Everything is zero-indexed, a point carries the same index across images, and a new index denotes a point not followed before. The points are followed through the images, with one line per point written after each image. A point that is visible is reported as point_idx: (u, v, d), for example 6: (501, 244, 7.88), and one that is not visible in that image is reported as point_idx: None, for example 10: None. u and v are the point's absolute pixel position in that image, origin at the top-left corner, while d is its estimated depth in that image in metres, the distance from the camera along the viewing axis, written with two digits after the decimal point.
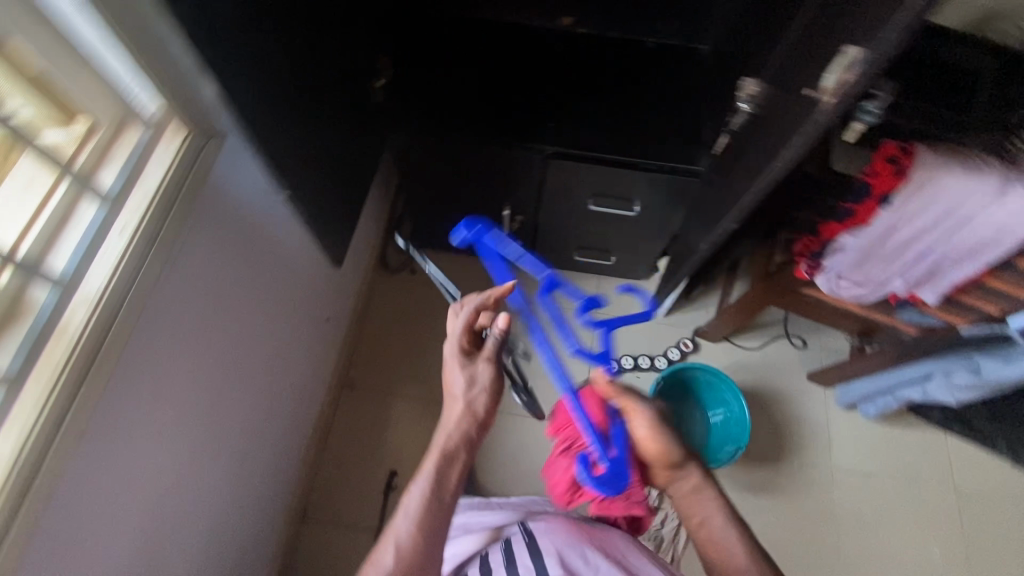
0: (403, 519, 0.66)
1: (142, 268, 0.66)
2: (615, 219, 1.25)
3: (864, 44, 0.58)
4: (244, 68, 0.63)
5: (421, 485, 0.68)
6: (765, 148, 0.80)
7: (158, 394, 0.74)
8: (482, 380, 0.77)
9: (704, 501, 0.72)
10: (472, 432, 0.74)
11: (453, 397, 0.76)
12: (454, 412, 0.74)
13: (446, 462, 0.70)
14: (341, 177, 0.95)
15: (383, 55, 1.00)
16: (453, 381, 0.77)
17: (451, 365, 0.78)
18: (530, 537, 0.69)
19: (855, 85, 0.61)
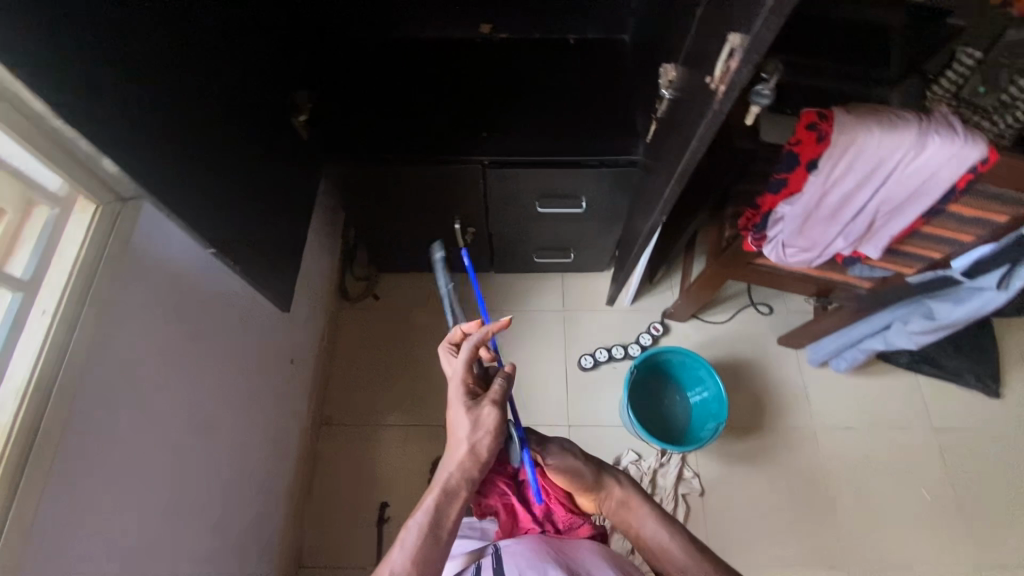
0: (398, 554, 0.59)
1: (70, 348, 0.63)
2: (565, 217, 1.25)
3: (743, 31, 0.58)
4: (147, 129, 0.61)
5: (417, 518, 0.62)
6: (683, 134, 0.81)
7: (110, 474, 0.70)
8: (487, 423, 0.68)
9: (633, 508, 0.77)
10: (474, 473, 0.66)
11: (457, 440, 0.68)
12: (460, 451, 0.67)
13: (446, 499, 0.64)
14: (277, 219, 0.92)
15: (302, 91, 0.99)
16: (457, 424, 0.69)
17: (456, 407, 0.70)
18: (496, 562, 0.68)
19: (741, 72, 0.61)
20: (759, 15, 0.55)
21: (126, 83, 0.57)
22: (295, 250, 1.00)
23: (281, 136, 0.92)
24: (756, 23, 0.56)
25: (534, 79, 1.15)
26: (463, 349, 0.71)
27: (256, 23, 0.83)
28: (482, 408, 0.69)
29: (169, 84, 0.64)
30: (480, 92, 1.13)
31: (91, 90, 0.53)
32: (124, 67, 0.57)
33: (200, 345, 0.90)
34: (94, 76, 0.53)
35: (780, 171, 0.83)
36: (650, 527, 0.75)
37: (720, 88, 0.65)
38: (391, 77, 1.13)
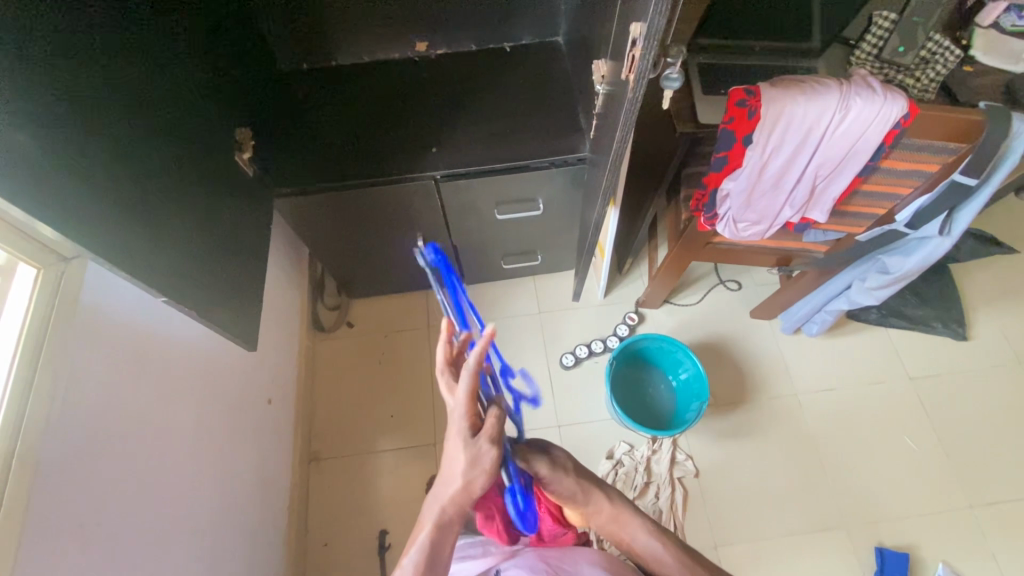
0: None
1: (24, 417, 0.62)
2: (525, 220, 1.27)
3: (640, 20, 0.61)
4: (88, 187, 0.61)
5: (411, 557, 0.64)
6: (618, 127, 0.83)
7: (86, 540, 0.69)
8: (484, 462, 0.61)
9: (625, 524, 0.79)
10: (468, 508, 0.65)
11: (449, 474, 0.63)
12: (450, 489, 0.63)
13: (439, 533, 0.65)
14: (232, 259, 0.91)
15: (243, 130, 1.00)
16: (451, 458, 0.62)
17: (450, 442, 0.62)
18: None
19: (644, 60, 0.64)
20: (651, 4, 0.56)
21: (60, 144, 0.57)
22: (257, 287, 0.99)
23: (228, 177, 0.92)
24: (649, 12, 0.57)
25: (476, 90, 1.17)
26: (461, 388, 0.57)
27: (188, 70, 0.83)
28: (480, 446, 0.61)
29: (105, 140, 0.64)
30: (426, 108, 1.14)
31: (24, 156, 0.53)
32: (57, 128, 0.57)
33: (168, 397, 0.88)
34: (24, 144, 0.53)
35: (721, 149, 0.84)
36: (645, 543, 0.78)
37: (631, 78, 0.67)
38: (335, 105, 1.14)
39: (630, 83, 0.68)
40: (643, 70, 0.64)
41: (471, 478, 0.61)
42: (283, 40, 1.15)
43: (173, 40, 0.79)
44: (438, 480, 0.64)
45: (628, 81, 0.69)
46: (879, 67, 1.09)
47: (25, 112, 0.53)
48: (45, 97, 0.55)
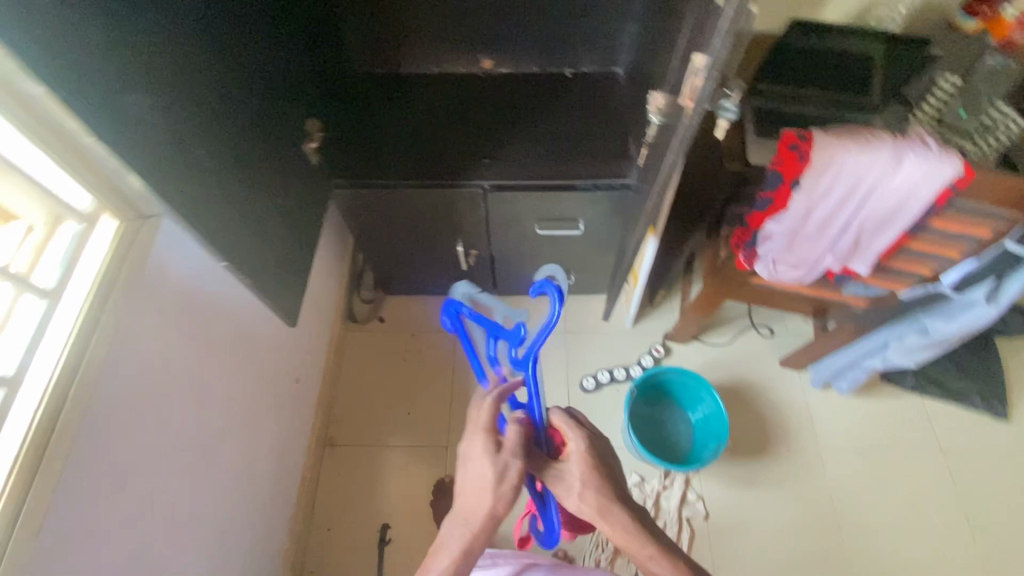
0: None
1: (85, 354, 0.67)
2: (565, 238, 1.29)
3: (706, 52, 0.64)
4: (172, 149, 0.67)
5: None
6: (668, 154, 0.86)
7: (119, 478, 0.73)
8: (509, 476, 0.69)
9: (636, 547, 0.72)
10: (491, 531, 0.70)
11: (477, 494, 0.70)
12: (477, 514, 0.69)
13: (461, 561, 0.69)
14: (286, 237, 0.97)
15: (313, 120, 1.06)
16: (479, 476, 0.70)
17: (478, 461, 0.71)
18: None
19: (705, 89, 0.66)
20: (717, 35, 0.61)
21: (153, 109, 0.63)
22: (303, 268, 1.04)
23: (294, 162, 0.99)
24: (715, 42, 0.61)
25: (534, 109, 1.21)
26: (482, 411, 0.73)
27: (272, 59, 0.90)
28: (507, 460, 0.70)
29: (193, 114, 0.70)
30: (483, 121, 1.19)
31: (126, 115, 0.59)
32: (153, 94, 0.63)
33: (210, 359, 0.93)
34: (125, 105, 0.59)
35: (767, 188, 0.87)
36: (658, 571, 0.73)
37: (687, 104, 0.71)
38: (398, 108, 1.20)
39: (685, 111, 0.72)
40: (700, 97, 0.67)
41: (498, 492, 0.68)
42: (360, 44, 1.23)
43: (262, 31, 0.87)
44: (466, 500, 0.70)
45: (684, 109, 0.72)
46: (939, 129, 1.08)
47: (128, 74, 0.59)
48: (146, 65, 0.62)
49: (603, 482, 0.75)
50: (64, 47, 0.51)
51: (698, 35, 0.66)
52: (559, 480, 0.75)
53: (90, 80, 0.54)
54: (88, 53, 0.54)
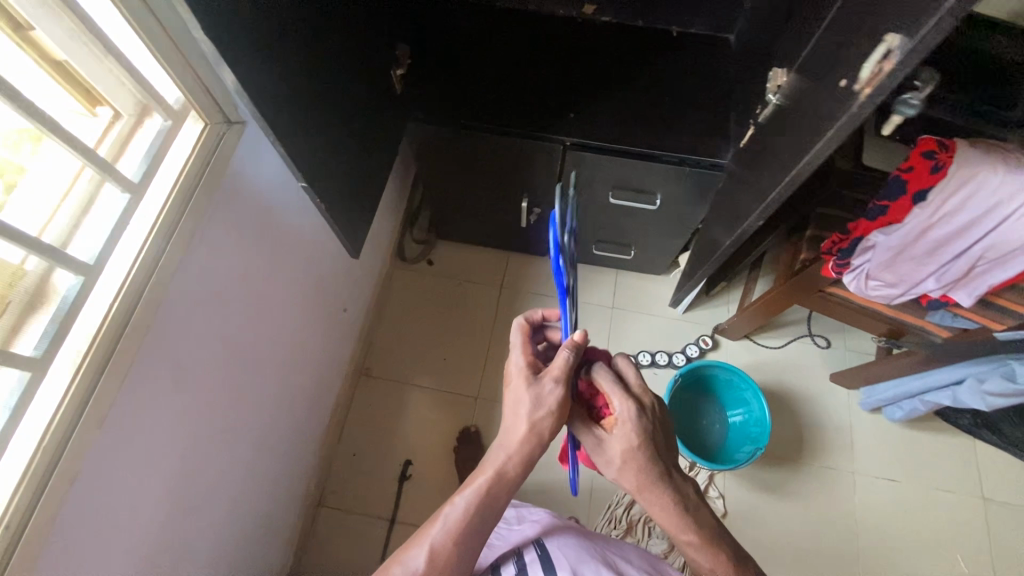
0: (439, 529, 0.70)
1: (161, 257, 0.67)
2: (636, 212, 1.23)
3: (907, 33, 0.51)
4: (261, 52, 0.64)
5: (465, 496, 0.71)
6: (790, 142, 0.78)
7: (180, 378, 0.75)
8: (548, 403, 0.72)
9: (674, 525, 0.79)
10: (527, 452, 0.72)
11: (516, 417, 0.72)
12: (514, 435, 0.72)
13: (495, 481, 0.71)
14: (359, 166, 0.94)
15: (402, 47, 1.00)
16: (519, 400, 0.73)
17: (517, 386, 0.74)
18: (545, 553, 0.86)
19: (892, 77, 0.54)
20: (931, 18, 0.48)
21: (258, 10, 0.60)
22: (371, 200, 1.02)
23: (379, 86, 0.94)
24: (922, 28, 0.49)
25: (631, 68, 1.13)
26: (516, 346, 0.77)
27: None
28: (545, 385, 0.72)
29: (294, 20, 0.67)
30: (576, 73, 1.11)
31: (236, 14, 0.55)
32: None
33: (271, 276, 0.93)
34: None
35: (884, 197, 0.79)
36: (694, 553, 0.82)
37: (863, 92, 0.58)
38: (487, 39, 1.11)
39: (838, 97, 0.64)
40: (884, 87, 0.55)
41: (535, 415, 0.71)
42: None
43: None
44: (507, 423, 0.73)
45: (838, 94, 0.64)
46: None
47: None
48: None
49: (644, 461, 0.75)
50: None
51: (884, 9, 0.54)
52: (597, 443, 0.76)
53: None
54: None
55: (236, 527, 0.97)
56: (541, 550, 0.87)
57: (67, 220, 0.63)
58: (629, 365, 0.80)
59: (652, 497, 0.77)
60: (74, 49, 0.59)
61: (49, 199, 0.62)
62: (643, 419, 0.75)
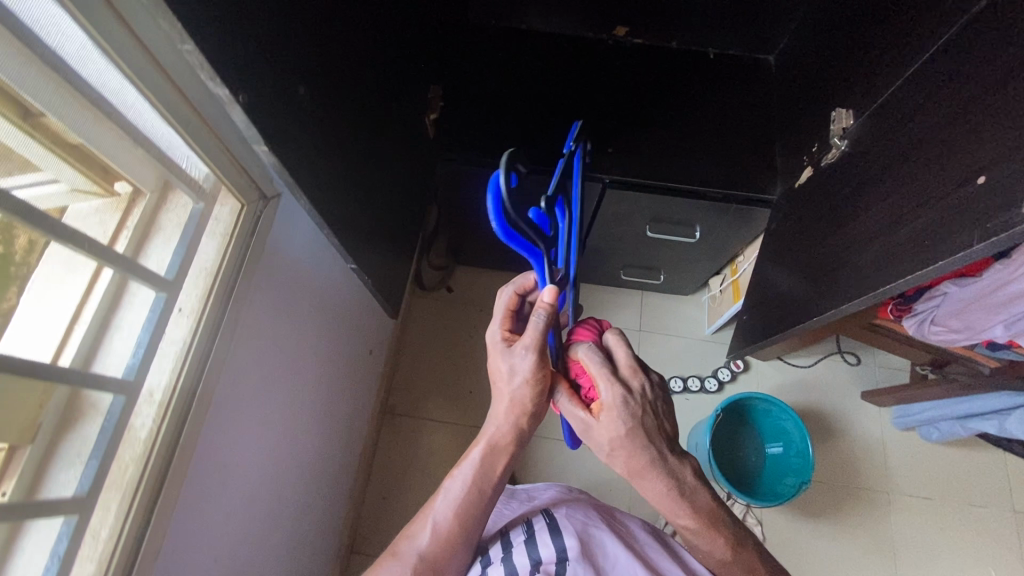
0: (441, 503, 0.69)
1: (206, 363, 0.62)
2: (673, 243, 1.18)
3: None
4: (333, 141, 0.58)
5: (463, 469, 0.69)
6: (855, 186, 0.73)
7: (227, 478, 0.69)
8: (523, 372, 0.62)
9: (673, 514, 0.68)
10: (518, 423, 0.66)
11: (500, 389, 0.66)
12: (500, 407, 0.66)
13: (489, 451, 0.68)
14: (393, 219, 0.88)
15: (434, 85, 0.95)
16: (498, 372, 0.65)
17: (494, 355, 0.66)
18: (551, 519, 0.78)
19: None
20: None
21: (325, 100, 0.53)
22: (399, 249, 0.95)
23: (413, 134, 0.87)
24: None
25: (668, 96, 1.06)
26: (497, 311, 0.68)
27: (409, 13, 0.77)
28: (517, 355, 0.62)
29: (349, 94, 0.60)
30: (612, 103, 1.04)
31: (304, 113, 0.49)
32: (327, 83, 0.53)
33: (305, 343, 0.87)
34: (303, 100, 0.48)
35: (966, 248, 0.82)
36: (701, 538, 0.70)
37: None
38: (517, 69, 1.04)
39: (933, 149, 0.57)
40: None
41: (512, 390, 0.63)
42: None
43: None
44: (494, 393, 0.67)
45: (928, 146, 0.58)
46: None
47: (312, 59, 0.48)
48: (324, 44, 0.51)
49: (636, 449, 0.62)
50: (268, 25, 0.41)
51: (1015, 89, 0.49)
52: (583, 428, 0.63)
53: (284, 73, 0.44)
54: (281, 36, 0.43)
55: None
56: (548, 516, 0.79)
57: (88, 327, 0.54)
58: (620, 339, 0.64)
59: (647, 484, 0.65)
60: (95, 127, 0.50)
61: (66, 304, 0.52)
62: (630, 400, 0.60)
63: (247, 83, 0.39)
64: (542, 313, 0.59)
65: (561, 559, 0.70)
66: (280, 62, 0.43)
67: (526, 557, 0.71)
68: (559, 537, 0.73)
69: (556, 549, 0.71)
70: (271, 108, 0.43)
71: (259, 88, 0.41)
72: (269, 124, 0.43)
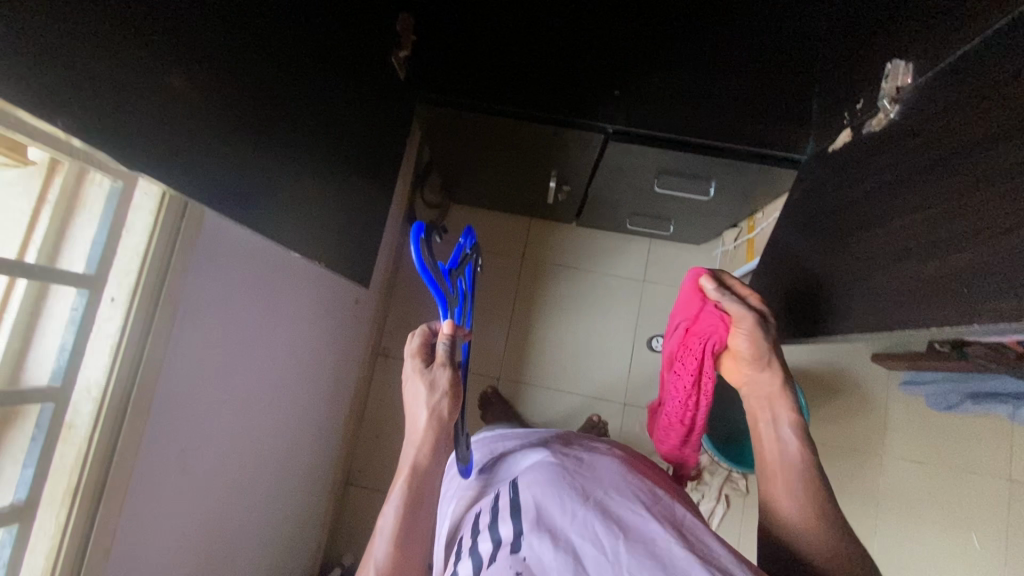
0: (378, 539, 0.63)
1: (141, 365, 0.57)
2: (683, 197, 1.06)
3: None
4: (249, 121, 0.48)
5: (392, 505, 0.64)
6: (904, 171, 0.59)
7: (187, 462, 0.68)
8: (442, 386, 0.67)
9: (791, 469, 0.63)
10: (440, 442, 0.66)
11: (416, 408, 0.67)
12: (418, 426, 0.66)
13: (413, 477, 0.65)
14: (356, 177, 0.78)
15: (404, 13, 0.80)
16: (414, 391, 0.67)
17: (409, 378, 0.68)
18: (512, 491, 0.65)
19: None
20: None
21: (222, 81, 0.43)
22: (370, 206, 0.86)
23: (372, 79, 0.75)
24: None
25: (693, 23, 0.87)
26: (413, 340, 0.69)
27: None
28: (435, 372, 0.66)
29: (268, 57, 0.49)
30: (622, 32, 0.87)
31: (188, 108, 0.40)
32: (224, 55, 0.43)
33: (272, 310, 0.83)
34: (182, 91, 0.39)
35: None
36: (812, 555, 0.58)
37: None
38: None
39: (1011, 150, 0.45)
40: None
41: (432, 402, 0.65)
42: None
43: None
44: (410, 414, 0.68)
45: (1001, 148, 0.46)
46: None
47: (190, 36, 0.38)
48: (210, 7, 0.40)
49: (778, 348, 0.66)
50: (91, 12, 0.30)
51: None
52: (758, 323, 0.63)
53: (141, 70, 0.35)
54: (126, 22, 0.33)
55: (270, 546, 0.97)
56: (510, 490, 0.67)
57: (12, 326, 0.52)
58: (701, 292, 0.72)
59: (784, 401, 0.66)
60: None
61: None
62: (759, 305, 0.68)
63: (74, 100, 0.31)
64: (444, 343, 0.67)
65: (517, 535, 0.57)
66: (131, 56, 0.34)
67: (488, 543, 0.59)
68: (518, 512, 0.60)
69: (514, 529, 0.58)
70: (127, 122, 0.35)
71: (99, 99, 0.32)
72: (127, 137, 0.35)
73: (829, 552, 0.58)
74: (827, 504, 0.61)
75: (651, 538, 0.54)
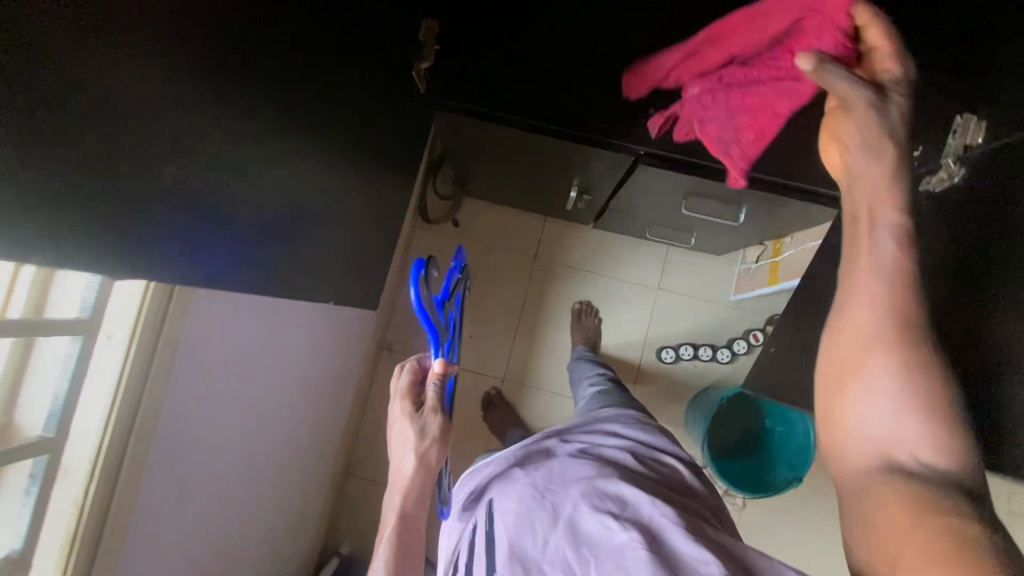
0: None
1: (140, 410, 0.55)
2: (710, 217, 1.01)
3: None
4: (253, 181, 0.43)
5: (380, 558, 0.62)
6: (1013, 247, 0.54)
7: (186, 494, 0.66)
8: (432, 432, 0.65)
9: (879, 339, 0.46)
10: (427, 487, 0.66)
11: (403, 453, 0.66)
12: (404, 473, 0.65)
13: (401, 525, 0.64)
14: (370, 196, 0.73)
15: (429, 18, 0.73)
16: (400, 435, 0.66)
17: (397, 420, 0.66)
18: (488, 528, 0.65)
19: None
20: None
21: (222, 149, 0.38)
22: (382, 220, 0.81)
23: (390, 94, 0.68)
24: None
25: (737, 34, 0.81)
26: (404, 375, 0.67)
27: None
28: (425, 417, 0.65)
29: (276, 105, 0.43)
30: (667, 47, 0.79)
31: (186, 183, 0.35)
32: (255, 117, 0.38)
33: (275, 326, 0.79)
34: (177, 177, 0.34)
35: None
36: (866, 407, 0.44)
37: None
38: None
39: None
40: None
41: (422, 449, 0.64)
42: None
43: None
44: (396, 460, 0.66)
45: None
46: None
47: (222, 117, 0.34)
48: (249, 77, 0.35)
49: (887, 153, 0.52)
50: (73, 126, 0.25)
51: None
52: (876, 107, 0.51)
53: (135, 166, 0.30)
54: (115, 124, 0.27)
55: (270, 549, 0.97)
56: (486, 521, 0.67)
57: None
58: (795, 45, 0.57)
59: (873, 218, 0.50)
60: None
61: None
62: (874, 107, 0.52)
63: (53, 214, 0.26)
64: (434, 383, 0.65)
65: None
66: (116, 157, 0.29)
67: None
68: (493, 552, 0.61)
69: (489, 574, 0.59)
70: (120, 222, 0.31)
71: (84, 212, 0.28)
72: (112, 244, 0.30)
73: (889, 404, 0.43)
74: (920, 363, 0.44)
75: (619, 553, 0.54)
